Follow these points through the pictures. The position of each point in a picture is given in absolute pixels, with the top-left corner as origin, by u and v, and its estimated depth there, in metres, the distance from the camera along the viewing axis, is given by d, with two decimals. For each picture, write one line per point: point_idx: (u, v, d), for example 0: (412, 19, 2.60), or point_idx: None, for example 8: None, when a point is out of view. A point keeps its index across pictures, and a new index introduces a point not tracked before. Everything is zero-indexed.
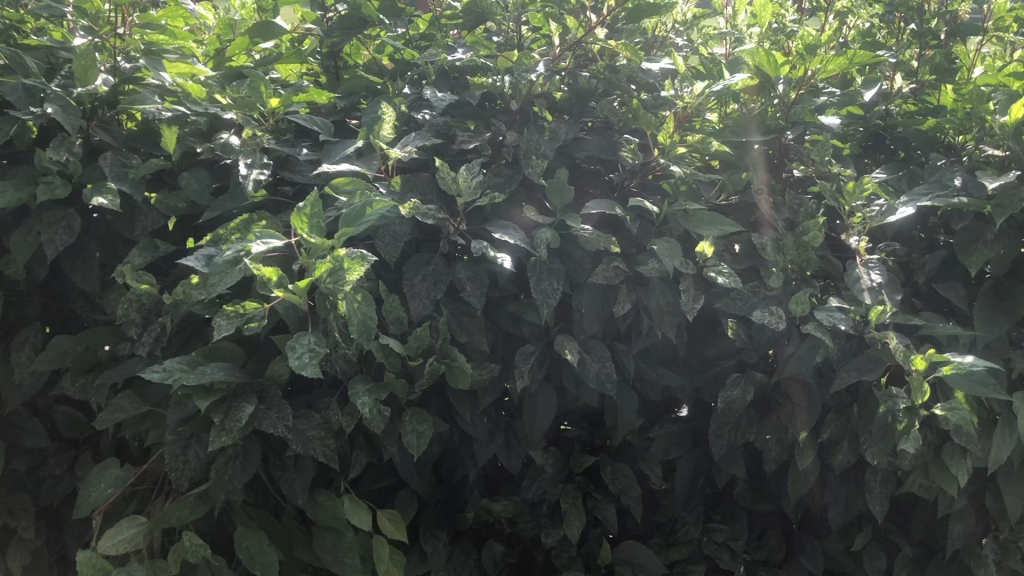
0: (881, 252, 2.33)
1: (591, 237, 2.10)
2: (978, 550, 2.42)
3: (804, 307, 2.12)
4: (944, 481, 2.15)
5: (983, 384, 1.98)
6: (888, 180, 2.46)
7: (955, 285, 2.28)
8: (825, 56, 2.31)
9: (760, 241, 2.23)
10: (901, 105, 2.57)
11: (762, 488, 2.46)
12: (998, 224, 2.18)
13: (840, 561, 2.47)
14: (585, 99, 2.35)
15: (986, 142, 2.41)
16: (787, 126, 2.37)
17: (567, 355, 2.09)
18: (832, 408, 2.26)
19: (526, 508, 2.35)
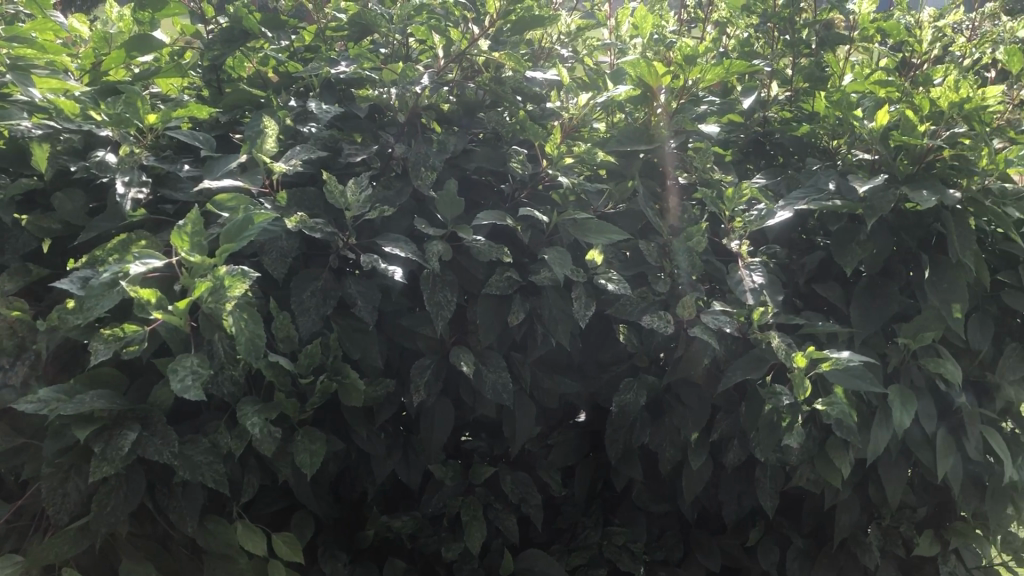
0: (763, 257, 2.41)
1: (484, 248, 2.10)
2: (864, 537, 2.52)
3: (690, 311, 2.17)
4: (829, 473, 2.24)
5: (861, 378, 2.07)
6: (767, 185, 2.55)
7: (833, 284, 2.39)
8: (704, 65, 2.40)
9: (646, 247, 2.28)
10: (778, 112, 2.71)
11: (659, 489, 2.51)
12: (870, 225, 2.27)
13: (736, 557, 2.54)
14: (474, 112, 2.36)
15: (857, 146, 2.49)
16: (670, 136, 2.42)
17: (462, 367, 2.09)
18: (721, 407, 2.32)
19: (426, 523, 2.34)
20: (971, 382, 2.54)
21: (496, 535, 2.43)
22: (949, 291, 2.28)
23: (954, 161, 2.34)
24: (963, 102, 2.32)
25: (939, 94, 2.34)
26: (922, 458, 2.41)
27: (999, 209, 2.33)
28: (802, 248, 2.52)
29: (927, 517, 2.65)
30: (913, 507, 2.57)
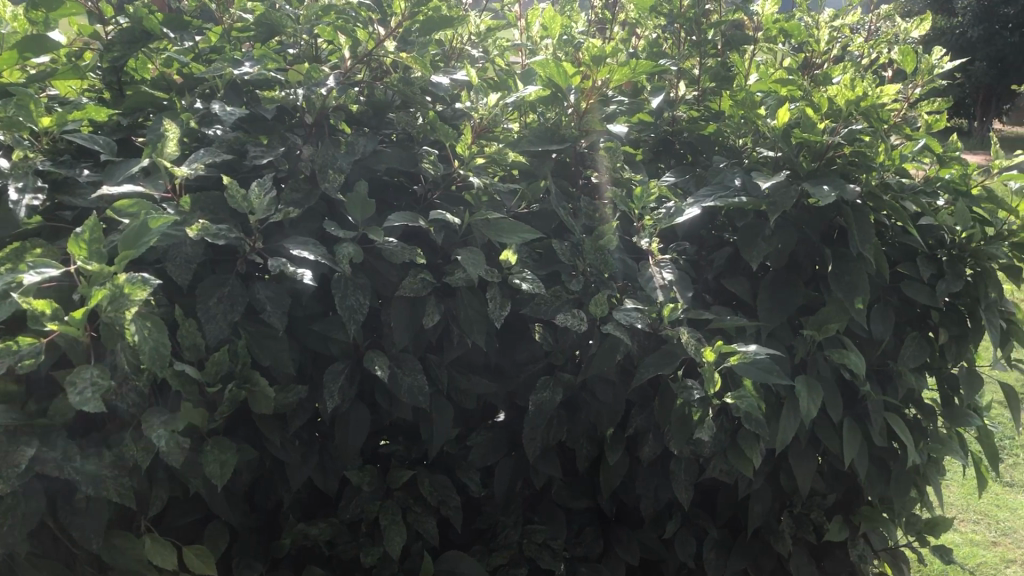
0: (673, 254, 2.46)
1: (396, 250, 2.07)
2: (777, 525, 2.59)
3: (603, 309, 2.20)
4: (741, 464, 2.29)
5: (769, 371, 2.11)
6: (677, 183, 2.60)
7: (740, 279, 2.45)
8: (611, 65, 2.41)
9: (559, 246, 2.30)
10: (687, 111, 2.76)
11: (578, 485, 2.53)
12: (775, 221, 2.33)
13: (654, 549, 2.57)
14: (383, 112, 2.33)
15: (761, 144, 2.56)
16: (580, 135, 2.45)
17: (377, 371, 2.06)
18: (636, 403, 2.35)
19: (344, 529, 2.31)
20: (875, 371, 2.63)
21: (416, 539, 2.41)
22: (851, 283, 2.35)
23: (852, 158, 2.43)
24: (859, 101, 2.38)
25: (836, 93, 2.41)
26: (829, 446, 2.48)
27: (897, 203, 2.42)
28: (712, 244, 2.59)
29: (837, 503, 2.73)
30: (823, 493, 2.65)
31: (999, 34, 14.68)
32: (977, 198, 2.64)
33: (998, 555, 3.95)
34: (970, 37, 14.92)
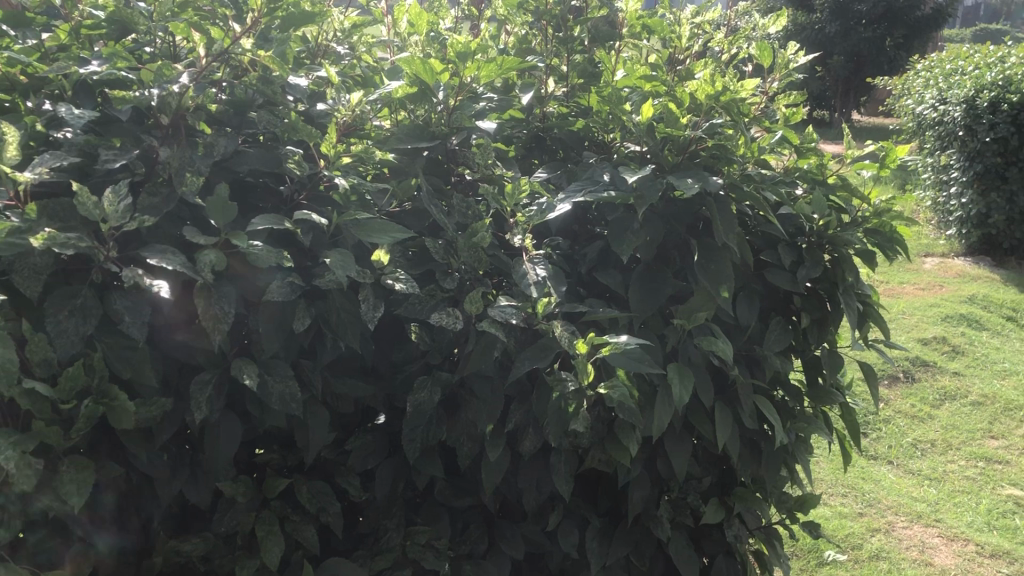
0: (547, 248, 2.48)
1: (261, 254, 2.01)
2: (656, 510, 2.64)
3: (478, 306, 2.18)
4: (618, 453, 2.33)
5: (640, 360, 2.16)
6: (549, 178, 2.62)
7: (612, 272, 2.49)
8: (478, 62, 2.40)
9: (431, 244, 2.26)
10: (556, 107, 2.77)
11: (460, 483, 2.51)
12: (643, 214, 2.38)
13: (538, 542, 2.59)
14: (244, 111, 2.25)
15: (628, 139, 2.62)
16: (450, 132, 2.43)
17: (245, 380, 2.00)
18: (514, 398, 2.36)
19: (220, 543, 2.24)
20: (743, 356, 2.71)
21: (296, 548, 2.36)
22: (717, 272, 2.42)
23: (713, 151, 2.50)
24: (719, 95, 2.47)
25: (697, 88, 2.47)
26: (702, 431, 2.55)
27: (757, 192, 2.48)
28: (584, 238, 2.63)
29: (712, 486, 2.81)
30: (698, 477, 2.73)
31: (852, 28, 15.43)
32: (833, 186, 2.80)
33: (864, 525, 4.16)
34: (827, 32, 15.64)
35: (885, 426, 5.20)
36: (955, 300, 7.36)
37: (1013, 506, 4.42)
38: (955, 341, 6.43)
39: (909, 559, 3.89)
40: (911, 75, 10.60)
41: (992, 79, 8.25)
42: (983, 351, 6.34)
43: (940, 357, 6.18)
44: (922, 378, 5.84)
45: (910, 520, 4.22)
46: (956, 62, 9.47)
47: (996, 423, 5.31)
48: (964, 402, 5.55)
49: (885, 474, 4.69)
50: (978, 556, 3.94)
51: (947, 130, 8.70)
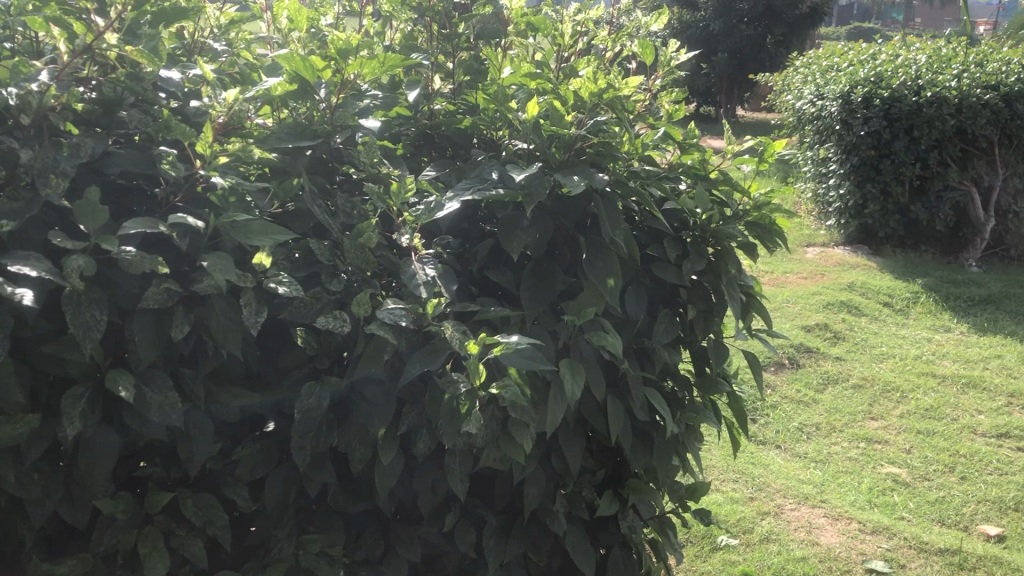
0: (436, 248, 2.45)
1: (134, 260, 1.92)
2: (552, 505, 2.65)
3: (365, 308, 2.13)
4: (513, 451, 2.31)
5: (532, 358, 2.15)
6: (438, 176, 2.59)
7: (503, 270, 2.48)
8: (361, 59, 2.36)
9: (316, 246, 2.21)
10: (442, 104, 2.73)
11: (353, 488, 2.46)
12: (531, 211, 2.37)
13: (435, 544, 2.56)
14: (113, 110, 2.15)
15: (515, 136, 2.62)
16: (332, 131, 2.38)
17: (121, 392, 1.91)
18: (407, 400, 2.32)
19: (100, 562, 2.14)
20: (634, 350, 2.75)
21: (183, 563, 2.27)
22: (606, 267, 2.44)
23: (597, 149, 2.54)
24: (601, 93, 2.52)
25: (579, 87, 2.52)
26: (595, 424, 2.57)
27: (643, 189, 2.57)
28: (475, 237, 2.61)
29: (606, 478, 2.84)
30: (591, 471, 2.77)
31: (734, 27, 15.90)
32: (715, 180, 2.86)
33: (754, 509, 4.29)
34: (711, 30, 16.08)
35: (772, 412, 5.37)
36: (835, 288, 7.66)
37: (892, 484, 4.62)
38: (836, 328, 6.69)
39: (797, 540, 4.03)
40: (790, 72, 10.99)
41: (864, 75, 8.62)
42: (862, 336, 6.62)
43: (823, 343, 6.42)
44: (806, 364, 6.06)
45: (797, 502, 4.37)
46: (831, 60, 9.86)
47: (875, 404, 5.55)
48: (845, 386, 5.78)
49: (774, 459, 4.84)
50: (860, 533, 4.09)
51: (825, 124, 9.04)
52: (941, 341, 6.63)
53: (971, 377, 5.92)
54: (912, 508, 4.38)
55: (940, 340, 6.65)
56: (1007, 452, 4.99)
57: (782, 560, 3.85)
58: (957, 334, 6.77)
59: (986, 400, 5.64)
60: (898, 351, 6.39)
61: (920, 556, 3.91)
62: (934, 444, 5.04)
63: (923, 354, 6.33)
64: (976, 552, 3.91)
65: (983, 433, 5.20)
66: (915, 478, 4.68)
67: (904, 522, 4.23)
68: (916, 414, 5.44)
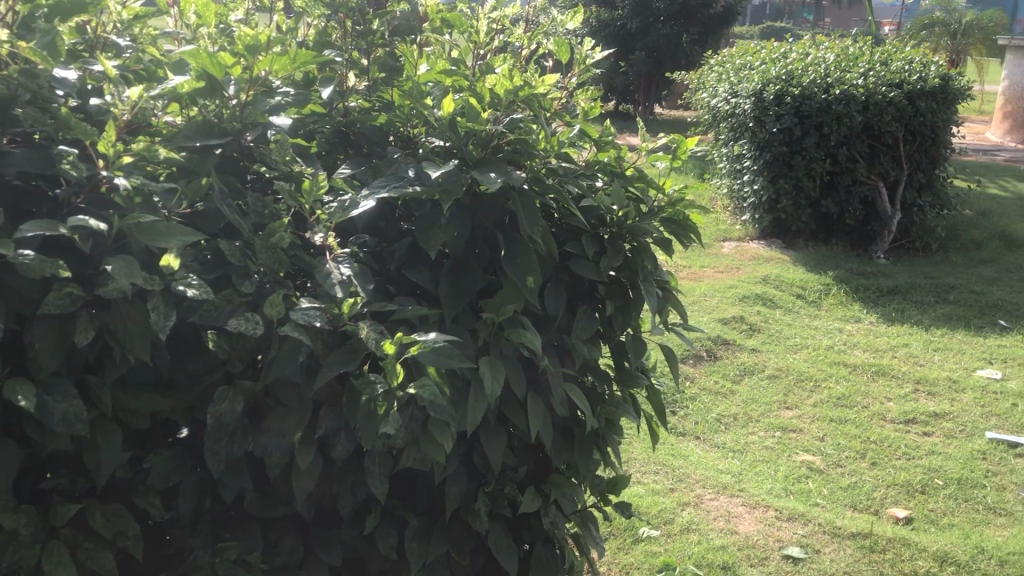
0: (352, 247, 2.42)
1: (33, 264, 1.85)
2: (474, 504, 2.64)
3: (278, 310, 2.09)
4: (433, 451, 2.29)
5: (450, 356, 2.14)
6: (353, 174, 2.56)
7: (420, 268, 2.46)
8: (270, 56, 2.32)
9: (226, 247, 2.15)
10: (358, 101, 2.70)
11: (271, 493, 2.41)
12: (448, 209, 2.35)
13: (357, 546, 2.53)
14: (9, 109, 2.06)
15: (431, 133, 2.60)
16: (243, 129, 2.33)
17: (20, 402, 1.83)
18: (324, 403, 2.28)
19: None
20: (553, 347, 2.75)
21: None
22: (524, 265, 2.44)
23: (514, 146, 2.54)
24: (516, 90, 2.52)
25: (495, 83, 2.54)
26: (515, 422, 2.57)
27: (560, 186, 2.59)
28: (392, 235, 2.58)
29: (528, 475, 2.84)
30: (514, 468, 2.74)
31: (651, 26, 16.13)
32: (630, 177, 2.88)
33: (675, 500, 4.35)
34: (628, 28, 16.28)
35: (691, 404, 5.47)
36: (750, 281, 7.83)
37: (807, 471, 4.74)
38: (752, 320, 6.85)
39: (717, 529, 4.11)
40: (705, 70, 11.20)
41: (776, 74, 8.84)
42: (777, 328, 6.79)
43: (739, 335, 6.56)
44: (723, 356, 6.18)
45: (716, 492, 4.46)
46: (744, 58, 10.08)
47: (790, 394, 5.69)
48: (761, 376, 5.91)
49: (693, 450, 4.93)
50: (777, 521, 4.19)
51: (739, 122, 9.24)
52: (851, 331, 6.84)
53: (880, 366, 6.12)
54: (826, 494, 4.51)
55: (850, 330, 6.86)
56: (914, 437, 5.17)
57: (702, 550, 3.92)
58: (866, 324, 7.00)
59: (894, 387, 5.84)
60: (811, 342, 6.56)
61: (833, 541, 4.02)
62: (846, 432, 5.19)
63: (835, 344, 6.52)
64: (886, 535, 4.04)
65: (891, 419, 5.38)
66: (828, 465, 4.81)
67: (818, 509, 4.34)
68: (828, 402, 5.59)
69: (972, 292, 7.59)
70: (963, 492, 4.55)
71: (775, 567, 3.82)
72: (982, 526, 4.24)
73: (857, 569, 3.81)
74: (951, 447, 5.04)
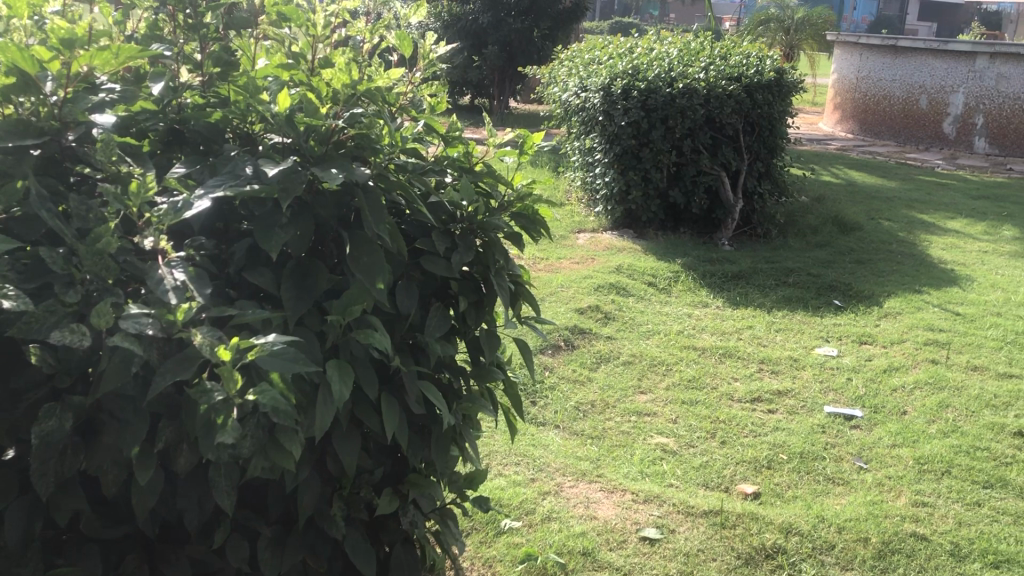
0: (188, 249, 2.31)
1: None
2: (328, 509, 2.57)
3: (106, 319, 1.97)
4: (281, 458, 2.21)
5: (293, 360, 2.08)
6: (189, 173, 2.44)
7: (262, 270, 2.38)
8: (89, 51, 2.17)
9: (47, 254, 2.02)
10: (192, 98, 2.56)
11: (110, 513, 2.29)
12: (288, 208, 2.27)
13: (206, 562, 2.43)
14: None
15: (270, 130, 2.50)
16: (62, 127, 2.20)
17: None
18: (163, 415, 2.17)
19: None
20: (406, 345, 2.72)
21: None
22: (370, 264, 2.39)
23: (356, 141, 2.49)
24: (355, 84, 2.50)
25: (334, 78, 2.50)
26: (368, 423, 2.52)
27: (406, 182, 2.55)
28: (232, 236, 2.48)
29: (384, 476, 2.80)
30: (369, 470, 2.69)
31: (503, 20, 16.23)
32: (479, 172, 2.87)
33: (536, 490, 4.41)
34: (479, 22, 16.32)
35: (551, 393, 5.55)
36: (605, 270, 8.01)
37: (661, 453, 4.88)
38: (607, 309, 7.00)
39: (577, 516, 4.18)
40: (555, 64, 11.38)
41: (624, 68, 9.07)
42: (631, 315, 6.97)
43: (595, 323, 6.71)
44: (580, 344, 6.30)
45: (575, 479, 4.53)
46: (593, 53, 10.30)
47: (644, 379, 5.86)
48: (616, 363, 6.06)
49: (553, 439, 5.00)
50: (634, 504, 4.30)
51: (588, 116, 9.42)
52: (700, 315, 7.10)
53: (727, 347, 6.39)
54: (680, 474, 4.66)
55: (699, 314, 7.13)
56: (760, 415, 5.42)
57: (562, 537, 3.98)
58: (714, 309, 7.28)
59: (740, 367, 6.10)
60: (663, 327, 6.77)
61: (687, 520, 4.16)
62: (697, 413, 5.38)
63: (685, 329, 6.75)
64: (735, 511, 4.21)
65: (738, 398, 5.62)
66: (681, 446, 4.98)
67: (672, 489, 4.49)
68: (680, 385, 5.79)
69: (809, 275, 8.02)
70: (804, 465, 4.81)
71: (632, 550, 3.92)
72: (822, 496, 4.48)
73: (710, 546, 3.96)
74: (793, 423, 5.31)
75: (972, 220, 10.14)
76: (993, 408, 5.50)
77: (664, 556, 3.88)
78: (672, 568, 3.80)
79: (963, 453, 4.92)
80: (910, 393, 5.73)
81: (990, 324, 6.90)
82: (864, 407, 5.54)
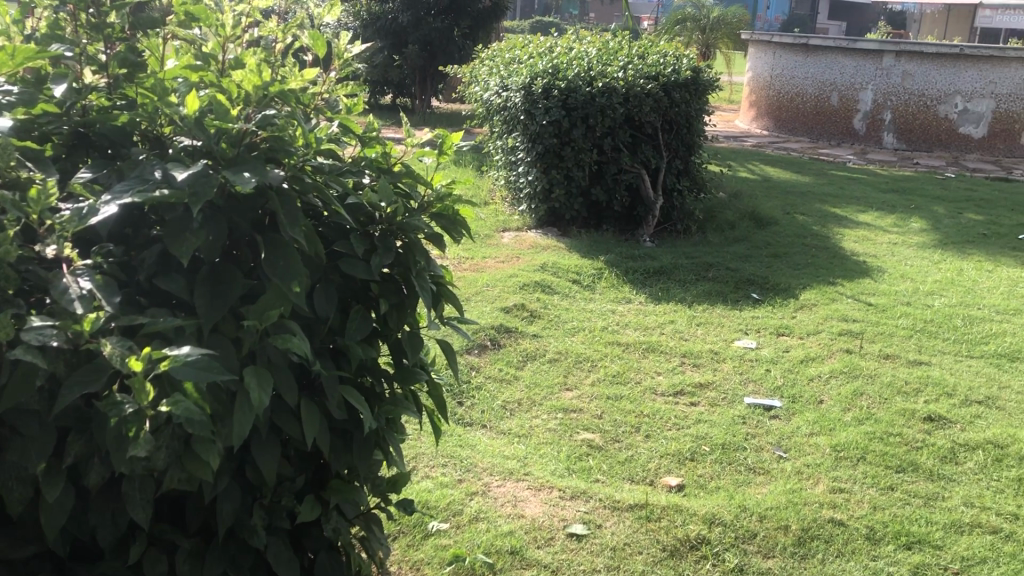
0: (96, 257, 2.24)
1: None
2: (249, 519, 2.52)
3: (7, 332, 1.90)
4: (197, 469, 2.16)
5: (206, 369, 2.02)
6: (95, 178, 2.36)
7: (174, 277, 2.31)
8: None
9: None
10: (97, 100, 2.47)
11: (18, 532, 2.20)
12: (199, 212, 2.20)
13: None
14: None
15: (179, 133, 2.43)
16: None
17: None
18: (71, 428, 2.10)
19: None
20: (327, 349, 2.68)
21: None
22: (286, 268, 2.34)
23: (269, 143, 2.44)
24: (265, 86, 2.46)
25: (243, 79, 2.47)
26: (288, 430, 2.47)
27: (322, 184, 2.51)
28: (142, 242, 2.41)
29: (307, 483, 2.75)
30: (290, 477, 2.65)
31: (422, 19, 16.13)
32: (397, 173, 2.84)
33: (463, 491, 4.39)
34: (399, 21, 16.19)
35: (477, 393, 5.54)
36: (529, 269, 8.04)
37: (587, 449, 4.92)
38: (532, 307, 7.02)
39: (504, 515, 4.18)
40: (476, 63, 11.36)
41: (543, 67, 9.12)
42: (556, 313, 7.01)
43: (520, 322, 6.72)
44: (506, 343, 6.30)
45: (502, 478, 4.54)
46: (513, 52, 10.32)
47: (569, 376, 5.90)
48: (542, 361, 6.08)
49: (480, 439, 4.99)
50: (561, 500, 4.32)
51: (510, 115, 9.44)
52: (623, 311, 7.18)
53: (650, 342, 6.47)
54: (605, 470, 4.71)
55: (622, 310, 7.20)
56: (683, 408, 5.50)
57: (490, 537, 3.98)
58: (637, 304, 7.37)
59: (663, 362, 6.19)
60: (587, 324, 6.83)
61: (613, 514, 4.20)
62: (622, 408, 5.44)
63: (609, 325, 6.82)
64: (660, 504, 4.27)
65: (662, 392, 5.70)
66: (607, 441, 5.03)
67: (598, 485, 4.53)
68: (605, 380, 5.85)
69: (727, 269, 8.18)
70: (726, 456, 4.90)
71: (559, 547, 3.94)
72: (744, 486, 4.58)
73: (635, 539, 4.01)
74: (715, 415, 5.41)
75: (881, 213, 10.48)
76: (904, 395, 5.69)
77: (591, 552, 3.91)
78: (599, 563, 3.84)
79: (877, 439, 5.08)
80: (826, 382, 5.89)
81: (900, 314, 7.14)
82: (783, 397, 5.68)
